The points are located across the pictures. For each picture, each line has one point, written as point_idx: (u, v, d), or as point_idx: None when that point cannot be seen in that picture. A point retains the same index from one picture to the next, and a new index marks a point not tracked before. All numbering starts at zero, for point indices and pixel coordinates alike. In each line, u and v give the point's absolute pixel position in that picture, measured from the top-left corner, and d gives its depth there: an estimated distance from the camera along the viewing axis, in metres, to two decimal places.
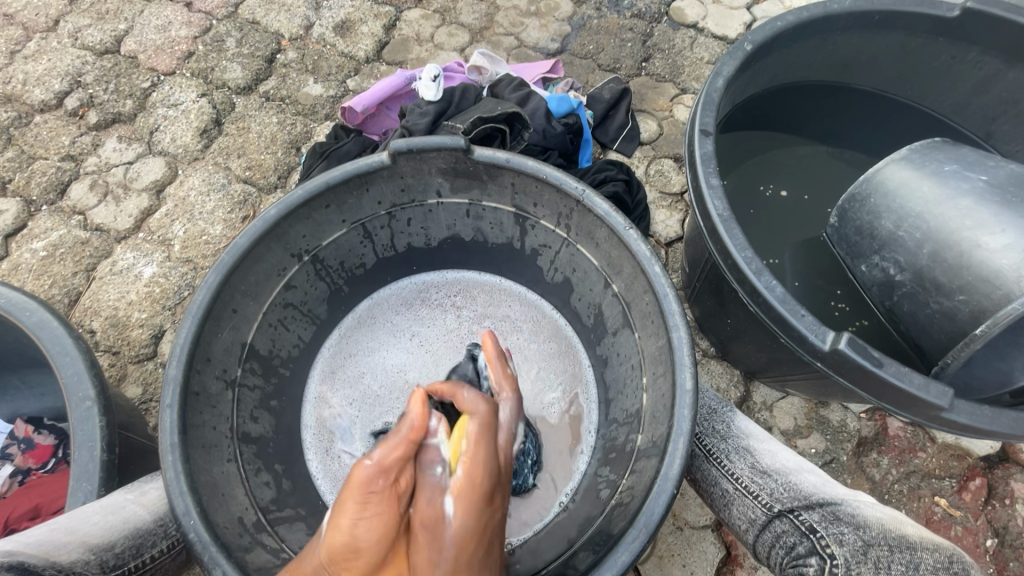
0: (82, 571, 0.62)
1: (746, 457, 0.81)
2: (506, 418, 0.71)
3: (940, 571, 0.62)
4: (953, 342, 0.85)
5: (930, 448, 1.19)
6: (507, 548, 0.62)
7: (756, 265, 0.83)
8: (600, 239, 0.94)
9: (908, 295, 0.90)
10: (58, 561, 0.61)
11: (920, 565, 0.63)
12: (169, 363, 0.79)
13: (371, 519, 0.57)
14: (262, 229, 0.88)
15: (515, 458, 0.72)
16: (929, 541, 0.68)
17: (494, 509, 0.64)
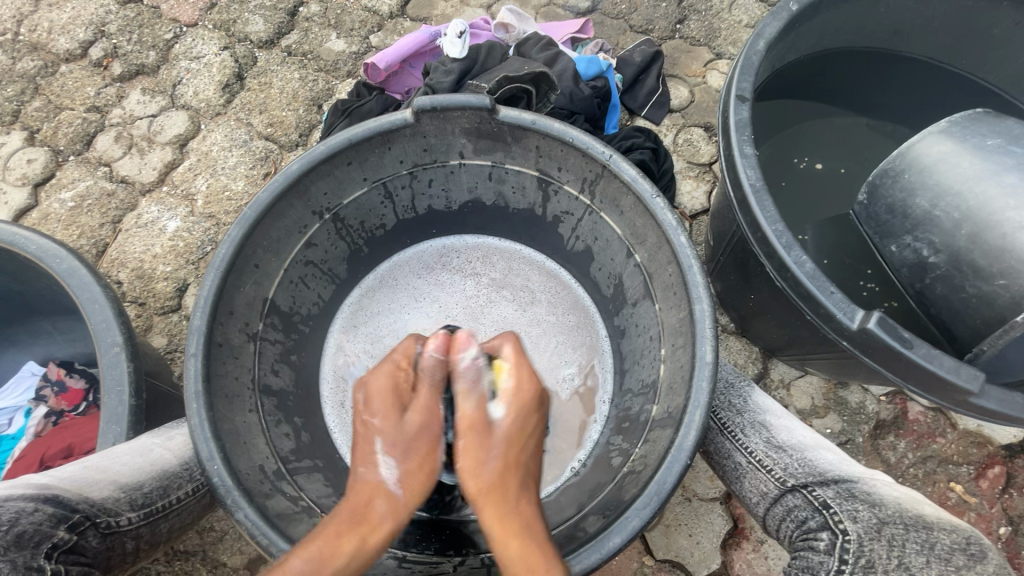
0: (112, 507, 0.66)
1: (762, 431, 0.80)
2: (498, 408, 0.68)
3: (956, 551, 0.62)
4: (988, 327, 0.82)
5: (949, 434, 1.18)
6: (529, 558, 0.59)
7: (786, 239, 0.80)
8: (624, 207, 0.92)
9: (942, 279, 0.86)
10: (89, 497, 0.64)
11: (937, 546, 0.62)
12: (193, 315, 0.80)
13: (371, 431, 0.67)
14: (284, 184, 0.87)
15: (487, 455, 0.65)
16: (947, 522, 0.67)
17: (495, 502, 0.62)
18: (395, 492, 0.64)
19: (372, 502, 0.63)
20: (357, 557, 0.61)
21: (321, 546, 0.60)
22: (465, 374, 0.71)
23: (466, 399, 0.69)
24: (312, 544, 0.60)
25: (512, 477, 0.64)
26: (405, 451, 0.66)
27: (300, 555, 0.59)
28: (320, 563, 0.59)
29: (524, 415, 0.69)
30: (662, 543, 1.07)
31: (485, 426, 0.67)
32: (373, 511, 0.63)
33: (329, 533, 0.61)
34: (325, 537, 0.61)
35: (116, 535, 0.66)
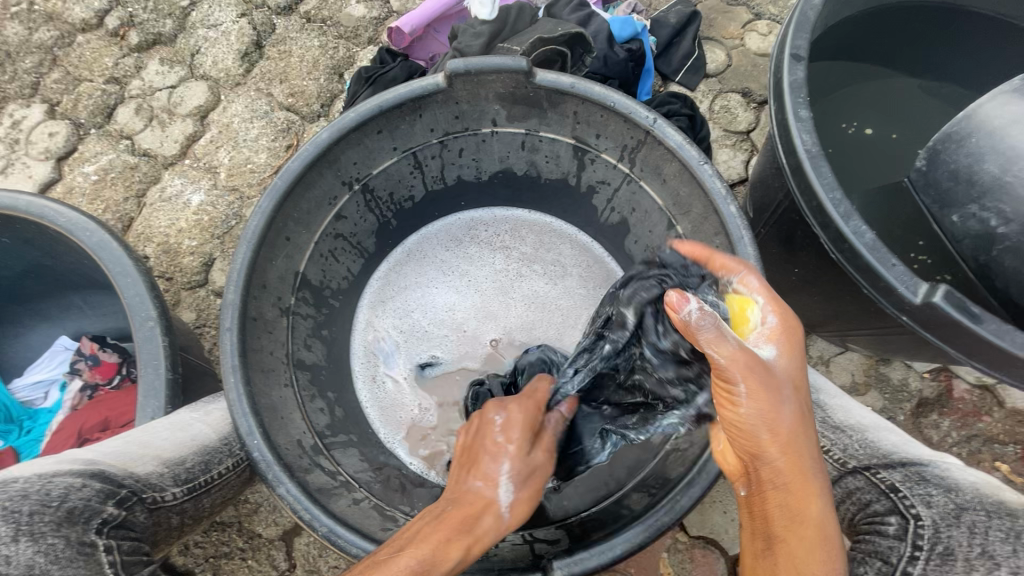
0: (157, 483, 0.66)
1: (817, 411, 0.78)
2: (769, 351, 0.61)
3: None
4: None
5: (996, 412, 1.14)
6: (805, 533, 0.57)
7: (844, 208, 0.75)
8: (667, 175, 0.87)
9: (1011, 250, 0.81)
10: (134, 473, 0.64)
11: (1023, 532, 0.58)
12: (227, 288, 0.78)
13: (501, 449, 0.67)
14: (314, 153, 0.84)
15: (763, 411, 0.58)
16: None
17: (790, 463, 0.58)
18: (504, 516, 0.63)
19: (482, 516, 0.62)
20: (461, 564, 0.57)
21: (438, 543, 0.57)
22: (710, 342, 0.57)
23: (735, 352, 0.57)
24: (421, 543, 0.57)
25: (795, 436, 0.58)
26: (522, 480, 0.66)
27: (413, 554, 0.55)
28: (434, 563, 0.55)
29: (796, 357, 0.61)
30: (696, 520, 1.06)
31: (762, 370, 0.58)
32: (482, 526, 0.61)
33: (443, 534, 0.58)
34: (438, 537, 0.58)
35: (162, 510, 0.66)
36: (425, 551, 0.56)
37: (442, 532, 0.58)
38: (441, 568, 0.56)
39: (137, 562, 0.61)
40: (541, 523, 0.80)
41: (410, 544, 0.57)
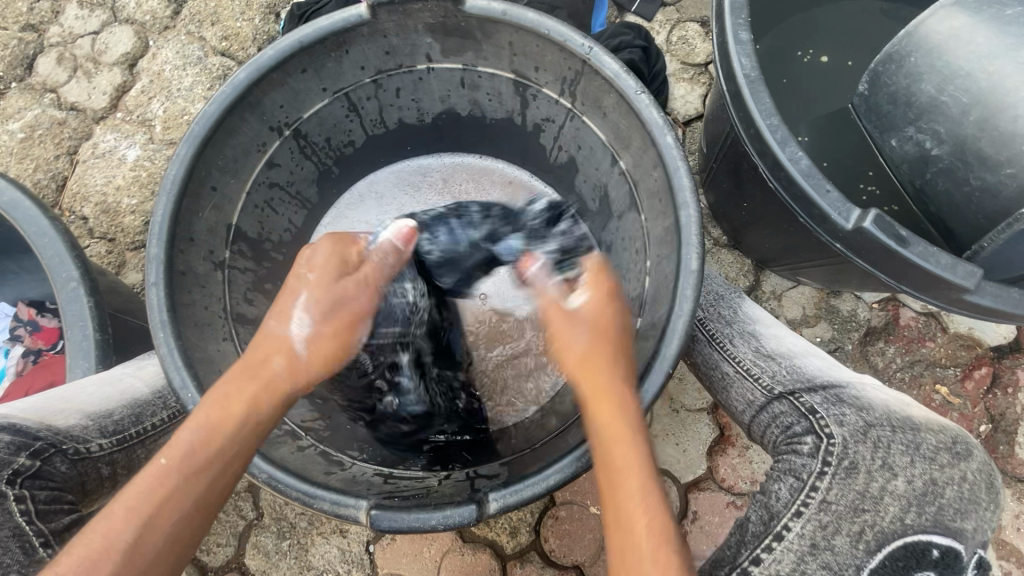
0: (80, 434, 0.66)
1: (752, 341, 0.80)
2: (577, 297, 0.71)
3: (939, 452, 0.61)
4: (990, 222, 0.77)
5: (939, 337, 1.17)
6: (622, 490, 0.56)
7: (781, 134, 0.74)
8: (607, 107, 0.84)
9: (943, 172, 0.81)
10: (52, 426, 0.65)
11: (923, 446, 0.61)
12: (149, 242, 0.74)
13: (289, 288, 0.66)
14: (233, 95, 0.79)
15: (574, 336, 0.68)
16: (936, 423, 0.66)
17: (602, 402, 0.62)
18: (299, 354, 0.64)
19: (271, 358, 0.63)
20: (249, 413, 0.60)
21: (210, 412, 0.58)
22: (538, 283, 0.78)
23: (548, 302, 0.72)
24: (198, 412, 0.59)
25: (598, 362, 0.65)
26: (323, 313, 0.66)
27: (188, 425, 0.58)
28: (211, 423, 0.58)
29: (603, 305, 0.70)
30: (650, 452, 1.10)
31: (563, 311, 0.70)
32: (269, 368, 0.62)
33: (212, 400, 0.59)
34: (207, 404, 0.59)
35: (88, 461, 0.66)
36: (198, 423, 0.58)
37: (219, 399, 0.60)
38: (221, 431, 0.58)
39: (57, 510, 0.62)
40: (487, 463, 0.81)
41: (182, 423, 0.58)
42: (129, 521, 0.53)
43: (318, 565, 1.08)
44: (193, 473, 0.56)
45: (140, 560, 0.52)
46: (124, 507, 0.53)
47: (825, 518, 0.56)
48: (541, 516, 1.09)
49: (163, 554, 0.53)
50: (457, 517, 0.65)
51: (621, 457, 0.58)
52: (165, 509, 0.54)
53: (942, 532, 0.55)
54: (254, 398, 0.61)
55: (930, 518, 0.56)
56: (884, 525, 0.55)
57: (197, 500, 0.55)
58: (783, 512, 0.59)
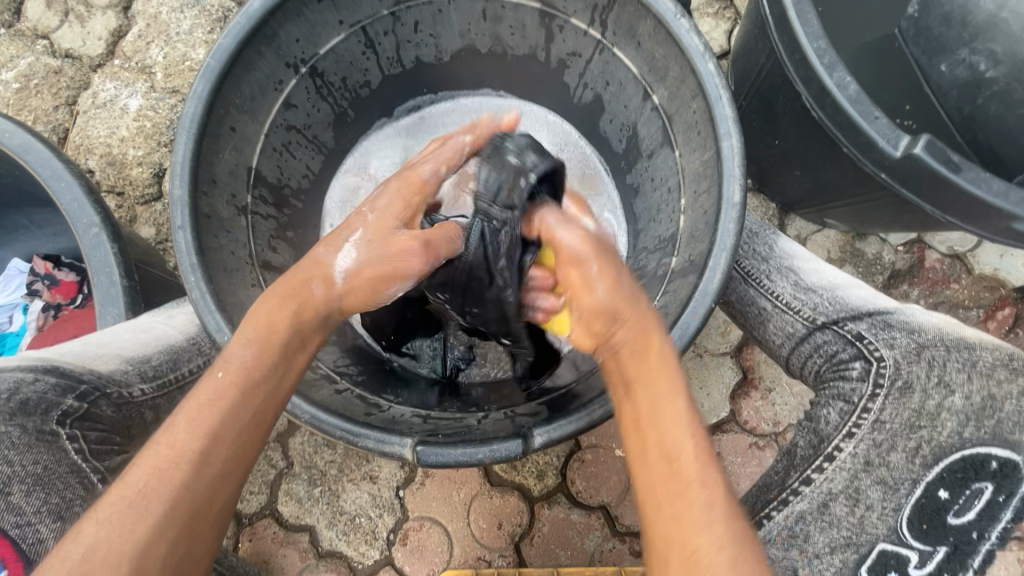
0: (121, 379, 0.66)
1: (790, 276, 0.79)
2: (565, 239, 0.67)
3: (998, 367, 0.60)
4: None
5: (963, 279, 1.16)
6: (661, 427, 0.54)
7: (828, 58, 0.70)
8: (641, 35, 0.80)
9: (998, 94, 0.86)
10: (94, 369, 0.65)
11: (979, 363, 0.61)
12: (172, 183, 0.72)
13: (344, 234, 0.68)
14: (248, 26, 0.74)
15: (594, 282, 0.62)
16: (989, 341, 0.65)
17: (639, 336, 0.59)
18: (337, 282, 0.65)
19: (310, 282, 0.64)
20: (296, 333, 0.61)
21: (257, 328, 0.59)
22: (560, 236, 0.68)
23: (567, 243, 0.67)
24: (248, 328, 0.59)
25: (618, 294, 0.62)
26: (370, 255, 0.66)
27: (238, 342, 0.58)
28: (262, 342, 0.58)
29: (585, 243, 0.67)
30: None
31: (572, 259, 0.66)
32: (310, 291, 0.63)
33: (260, 320, 0.60)
34: (256, 321, 0.60)
35: (132, 406, 0.67)
36: (260, 341, 0.58)
37: (273, 321, 0.60)
38: (272, 342, 0.59)
39: (107, 450, 0.64)
40: (523, 402, 0.81)
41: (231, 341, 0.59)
42: (195, 437, 0.52)
43: (350, 510, 1.10)
44: (250, 381, 0.56)
45: (215, 463, 0.52)
46: (186, 424, 0.53)
47: (879, 436, 0.59)
48: (567, 460, 1.11)
49: (234, 456, 0.53)
50: (504, 451, 0.65)
51: (652, 396, 0.56)
52: (222, 428, 0.53)
53: (1001, 444, 0.56)
54: (305, 320, 0.62)
55: (988, 430, 0.56)
56: (944, 440, 0.57)
57: (257, 408, 0.56)
58: (833, 434, 0.61)
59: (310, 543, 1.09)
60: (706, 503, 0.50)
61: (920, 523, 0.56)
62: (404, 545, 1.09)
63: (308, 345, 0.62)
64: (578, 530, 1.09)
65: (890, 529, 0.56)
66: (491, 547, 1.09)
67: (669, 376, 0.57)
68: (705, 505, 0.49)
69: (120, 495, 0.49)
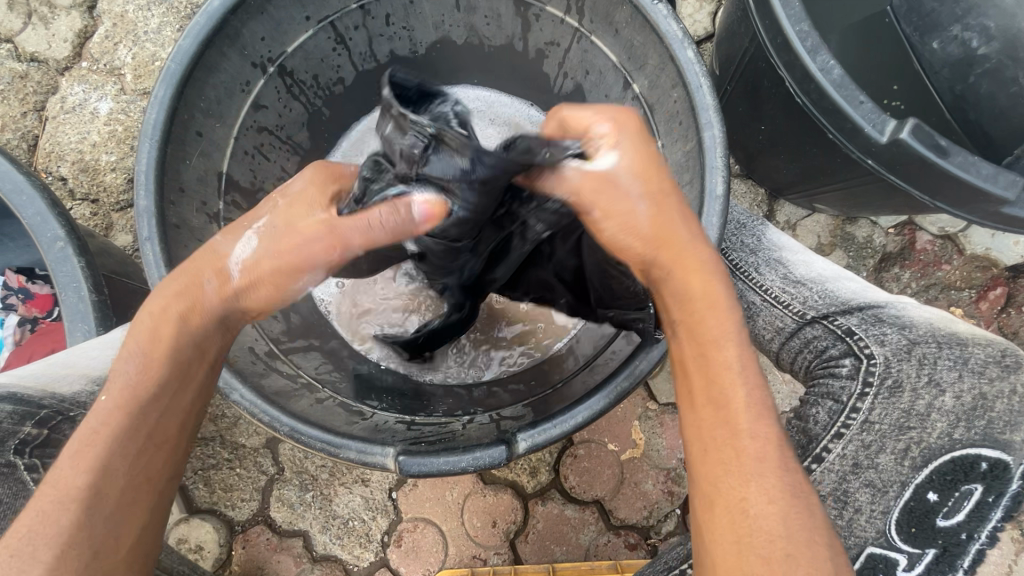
0: (85, 401, 0.67)
1: (779, 269, 0.78)
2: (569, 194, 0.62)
3: (990, 363, 0.58)
4: None
5: (955, 261, 1.15)
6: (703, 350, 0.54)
7: (811, 42, 0.68)
8: (619, 23, 0.77)
9: (989, 71, 0.88)
10: (57, 393, 0.66)
11: (971, 360, 0.59)
12: (136, 194, 0.69)
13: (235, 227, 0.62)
14: (208, 26, 0.71)
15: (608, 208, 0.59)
16: (982, 337, 0.63)
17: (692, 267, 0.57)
18: (231, 277, 0.60)
19: (202, 281, 0.59)
20: (184, 345, 0.57)
21: (143, 341, 0.56)
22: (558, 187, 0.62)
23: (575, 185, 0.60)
24: (133, 342, 0.56)
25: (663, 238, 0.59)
26: (270, 241, 0.60)
27: (124, 356, 0.56)
28: (149, 358, 0.56)
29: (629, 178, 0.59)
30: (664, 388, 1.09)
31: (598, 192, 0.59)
32: (203, 295, 0.59)
33: (149, 328, 0.57)
34: (142, 334, 0.57)
35: None
36: (156, 357, 0.56)
37: (168, 330, 0.57)
38: (160, 361, 0.56)
39: None
40: (509, 403, 0.80)
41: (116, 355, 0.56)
42: (87, 464, 0.51)
43: (343, 514, 1.10)
44: (143, 407, 0.54)
45: (110, 498, 0.51)
46: (79, 450, 0.52)
47: (868, 437, 0.61)
48: (560, 456, 1.10)
49: (136, 485, 0.53)
50: (488, 458, 0.64)
51: (715, 331, 0.55)
52: (109, 460, 0.52)
53: (992, 445, 0.54)
54: (195, 330, 0.58)
55: (980, 431, 0.55)
56: (932, 441, 0.57)
57: (148, 433, 0.54)
58: (822, 434, 0.64)
59: (304, 548, 1.09)
60: (757, 456, 0.49)
61: (908, 525, 0.56)
62: (399, 547, 1.09)
63: (208, 356, 0.59)
64: (573, 526, 1.08)
65: (879, 532, 0.57)
66: (485, 546, 1.08)
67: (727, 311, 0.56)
68: (757, 457, 0.49)
69: (21, 528, 0.49)
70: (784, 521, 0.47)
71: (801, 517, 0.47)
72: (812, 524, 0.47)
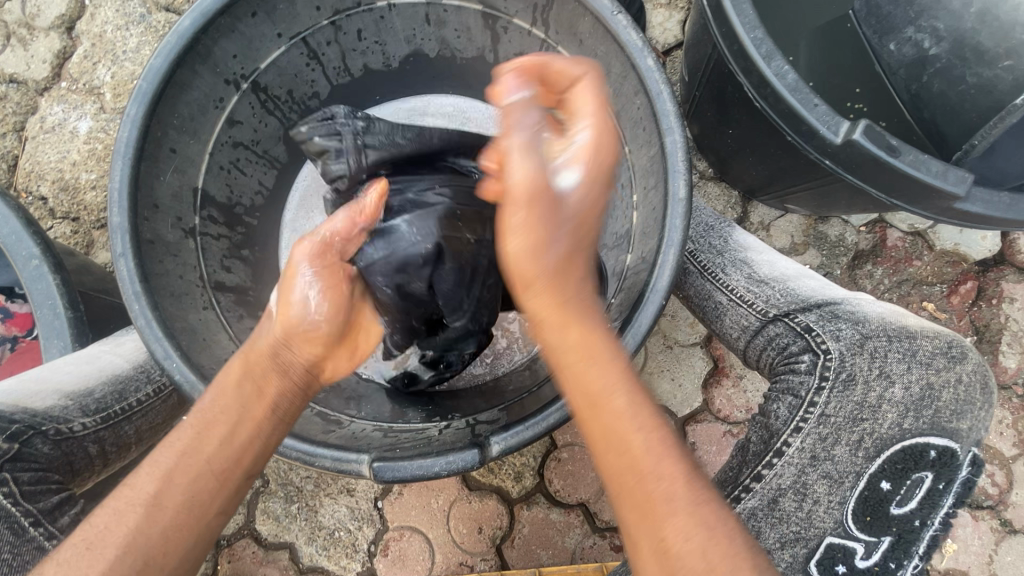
0: (59, 415, 0.68)
1: (743, 268, 0.80)
2: (569, 175, 0.55)
3: (937, 356, 0.66)
4: (982, 119, 0.79)
5: (926, 256, 1.17)
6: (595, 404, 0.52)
7: (766, 48, 0.70)
8: (582, 34, 0.79)
9: (941, 71, 0.82)
10: (30, 408, 0.67)
11: (919, 352, 0.66)
12: (110, 211, 0.70)
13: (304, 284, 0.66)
14: (178, 45, 0.73)
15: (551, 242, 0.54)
16: (930, 329, 0.70)
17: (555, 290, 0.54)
18: (294, 329, 0.63)
19: (264, 333, 0.65)
20: (247, 391, 0.60)
21: (224, 380, 0.61)
22: (518, 127, 0.55)
23: (522, 172, 0.53)
24: (218, 380, 0.61)
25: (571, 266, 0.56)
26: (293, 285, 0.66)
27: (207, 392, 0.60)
28: (220, 391, 0.60)
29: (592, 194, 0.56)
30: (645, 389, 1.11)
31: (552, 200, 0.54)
32: (266, 342, 0.63)
33: (231, 368, 0.62)
34: (225, 373, 0.61)
35: (73, 441, 0.68)
36: (225, 393, 0.60)
37: (240, 371, 0.61)
38: (227, 394, 0.59)
39: (44, 490, 0.65)
40: (485, 407, 0.81)
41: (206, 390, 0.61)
42: (155, 480, 0.55)
43: (329, 525, 1.10)
44: (208, 432, 0.57)
45: (166, 512, 0.54)
46: (151, 470, 0.56)
47: (824, 430, 0.64)
48: (544, 460, 1.11)
49: (185, 507, 0.54)
50: (461, 462, 0.65)
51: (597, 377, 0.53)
52: (173, 480, 0.55)
53: (938, 433, 0.64)
54: (262, 373, 0.61)
55: (927, 421, 0.64)
56: (883, 431, 0.63)
57: (209, 458, 0.56)
58: (783, 429, 0.66)
59: (291, 560, 1.09)
60: (667, 498, 0.49)
61: (864, 514, 0.63)
62: (386, 556, 1.09)
63: (275, 396, 0.61)
64: (559, 529, 1.09)
65: (837, 522, 0.63)
66: (472, 552, 1.09)
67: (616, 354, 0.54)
68: (669, 501, 0.49)
69: (81, 539, 0.53)
70: (704, 554, 0.47)
71: (721, 547, 0.48)
72: (732, 546, 0.48)
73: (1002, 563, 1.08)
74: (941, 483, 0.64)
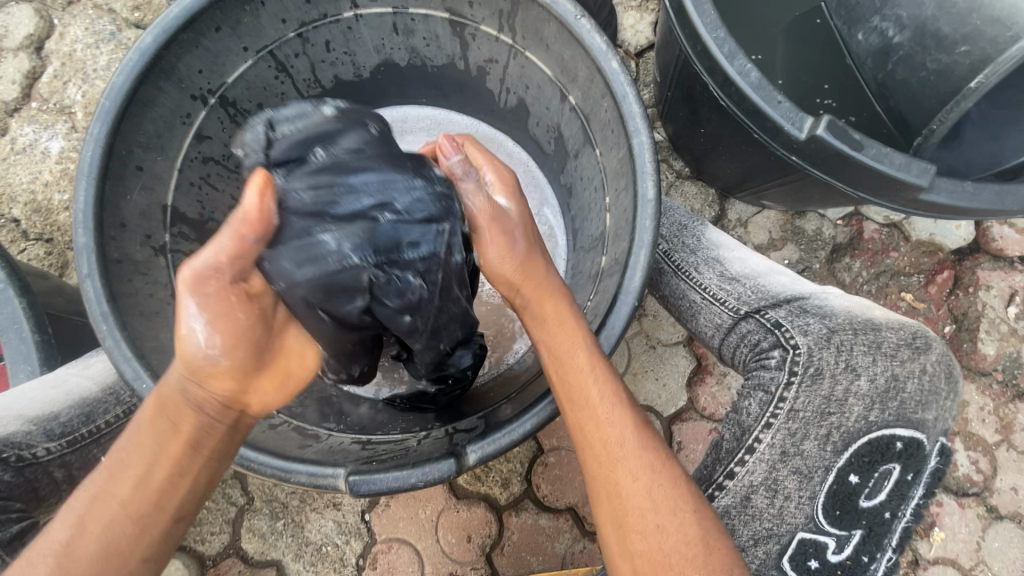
0: (24, 440, 0.68)
1: (716, 266, 0.81)
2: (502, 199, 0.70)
3: (902, 346, 0.67)
4: (942, 105, 0.79)
5: (902, 247, 1.18)
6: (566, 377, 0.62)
7: (728, 47, 0.71)
8: (548, 38, 0.79)
9: (904, 59, 0.82)
10: None
11: (884, 343, 0.67)
12: (75, 232, 0.70)
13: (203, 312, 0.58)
14: (141, 62, 0.72)
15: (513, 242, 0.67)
16: (896, 320, 0.71)
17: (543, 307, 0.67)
18: (197, 366, 0.58)
19: (170, 374, 0.59)
20: (162, 435, 0.57)
21: (135, 427, 0.58)
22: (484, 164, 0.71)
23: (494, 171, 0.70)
24: (129, 427, 0.58)
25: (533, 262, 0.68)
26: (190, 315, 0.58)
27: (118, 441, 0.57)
28: (134, 440, 0.57)
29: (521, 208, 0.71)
30: (630, 390, 1.10)
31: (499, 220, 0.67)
32: (171, 383, 0.59)
33: (143, 415, 0.58)
34: (136, 420, 0.58)
35: (37, 467, 0.68)
36: (137, 442, 0.57)
37: (152, 413, 0.58)
38: (139, 442, 0.57)
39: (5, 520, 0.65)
40: (463, 415, 0.80)
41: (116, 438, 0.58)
42: (69, 533, 0.53)
43: (316, 540, 1.08)
44: (123, 474, 0.56)
45: (79, 566, 0.52)
46: (68, 522, 0.54)
47: (793, 425, 0.64)
48: (532, 465, 1.10)
49: (102, 557, 0.53)
50: (437, 472, 0.64)
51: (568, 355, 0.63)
52: (87, 532, 0.53)
53: (904, 425, 0.64)
54: (176, 415, 0.58)
55: (892, 413, 0.64)
56: (850, 424, 0.63)
57: (124, 501, 0.55)
58: (754, 426, 0.66)
59: None
60: (633, 459, 0.58)
61: (833, 509, 0.63)
62: (374, 569, 1.08)
63: (192, 436, 0.58)
64: (548, 535, 1.08)
65: (808, 518, 0.62)
66: (462, 561, 1.08)
67: (581, 348, 0.64)
68: (620, 450, 0.59)
69: None
70: (649, 495, 0.57)
71: (681, 502, 0.57)
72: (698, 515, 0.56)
73: (990, 550, 1.09)
74: (909, 474, 0.64)
